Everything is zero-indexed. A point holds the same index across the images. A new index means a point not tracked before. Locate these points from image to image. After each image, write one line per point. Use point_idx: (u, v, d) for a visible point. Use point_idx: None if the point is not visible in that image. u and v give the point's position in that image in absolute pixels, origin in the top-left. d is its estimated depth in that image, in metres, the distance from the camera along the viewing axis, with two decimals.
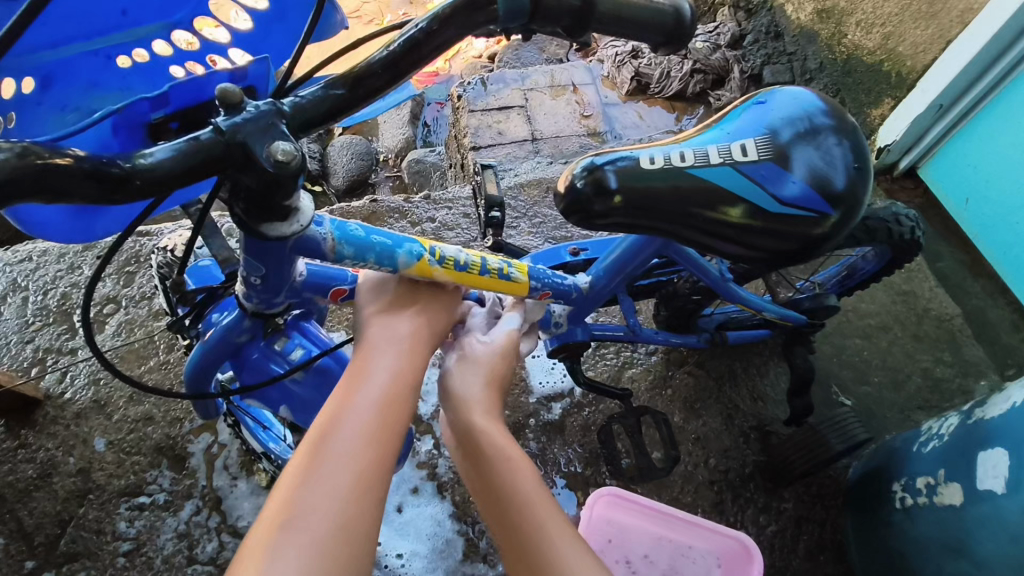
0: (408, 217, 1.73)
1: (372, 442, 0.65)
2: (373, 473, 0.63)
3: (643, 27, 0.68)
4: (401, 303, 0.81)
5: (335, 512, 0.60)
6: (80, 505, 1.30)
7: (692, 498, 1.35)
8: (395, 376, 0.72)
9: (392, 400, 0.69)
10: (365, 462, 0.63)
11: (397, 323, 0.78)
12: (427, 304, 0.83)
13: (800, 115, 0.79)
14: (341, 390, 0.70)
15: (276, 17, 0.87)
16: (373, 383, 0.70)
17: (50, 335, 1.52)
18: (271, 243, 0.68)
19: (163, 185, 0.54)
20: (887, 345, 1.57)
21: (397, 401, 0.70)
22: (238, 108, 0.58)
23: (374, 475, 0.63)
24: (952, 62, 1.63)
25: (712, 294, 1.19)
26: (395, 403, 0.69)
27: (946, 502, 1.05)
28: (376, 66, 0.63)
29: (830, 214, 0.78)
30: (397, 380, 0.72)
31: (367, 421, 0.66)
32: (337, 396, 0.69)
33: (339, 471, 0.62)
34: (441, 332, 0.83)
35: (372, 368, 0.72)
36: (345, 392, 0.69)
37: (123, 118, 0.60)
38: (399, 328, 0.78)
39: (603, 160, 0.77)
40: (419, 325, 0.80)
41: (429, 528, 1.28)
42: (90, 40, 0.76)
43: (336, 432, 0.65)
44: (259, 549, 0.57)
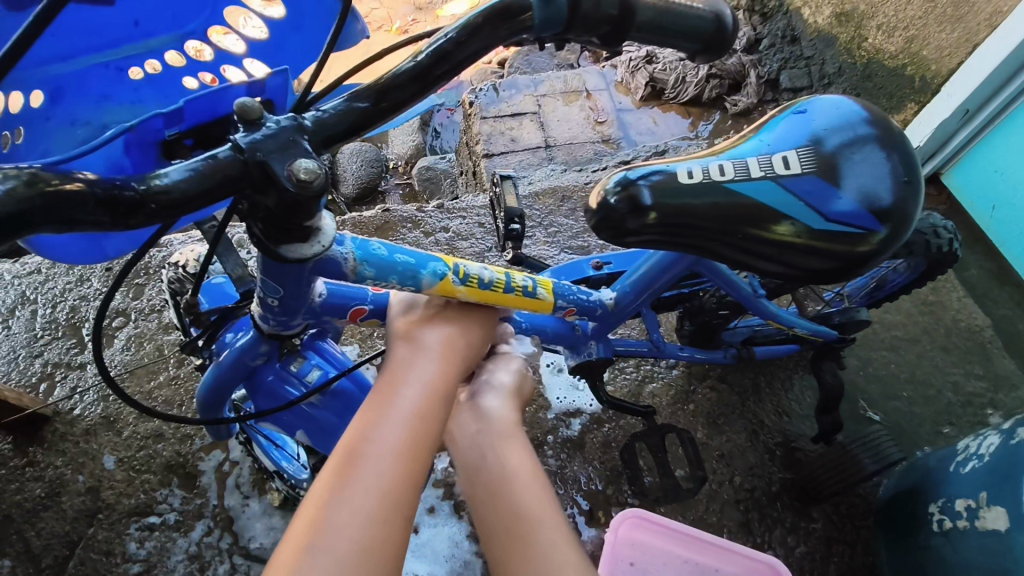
0: (421, 227, 1.69)
1: (405, 458, 0.58)
2: (404, 492, 0.56)
3: (681, 35, 0.66)
4: (434, 317, 0.75)
5: (361, 533, 0.53)
6: (89, 525, 1.27)
7: (718, 517, 1.31)
8: (429, 388, 0.65)
9: (426, 413, 0.62)
10: (396, 479, 0.56)
11: (429, 336, 0.72)
12: (459, 320, 0.77)
13: (844, 126, 0.75)
14: (370, 401, 0.63)
15: (292, 27, 0.82)
16: (406, 393, 0.64)
17: (58, 349, 1.49)
18: (290, 266, 0.65)
19: (178, 208, 0.51)
20: (915, 357, 1.53)
21: (432, 417, 0.63)
22: (257, 124, 0.54)
23: (406, 493, 0.56)
24: (978, 65, 1.59)
25: (739, 309, 1.15)
26: (428, 417, 0.62)
27: (989, 526, 1.00)
28: (402, 79, 0.59)
29: (878, 231, 0.74)
30: (432, 392, 0.65)
31: (399, 435, 0.59)
32: (365, 408, 0.62)
33: (367, 489, 0.55)
34: (476, 346, 0.76)
35: (405, 378, 0.65)
36: (374, 403, 0.62)
37: (136, 137, 0.57)
38: (433, 339, 0.71)
39: (635, 174, 0.74)
40: (453, 338, 0.73)
41: (446, 549, 1.24)
42: (102, 52, 0.75)
43: (366, 446, 0.58)
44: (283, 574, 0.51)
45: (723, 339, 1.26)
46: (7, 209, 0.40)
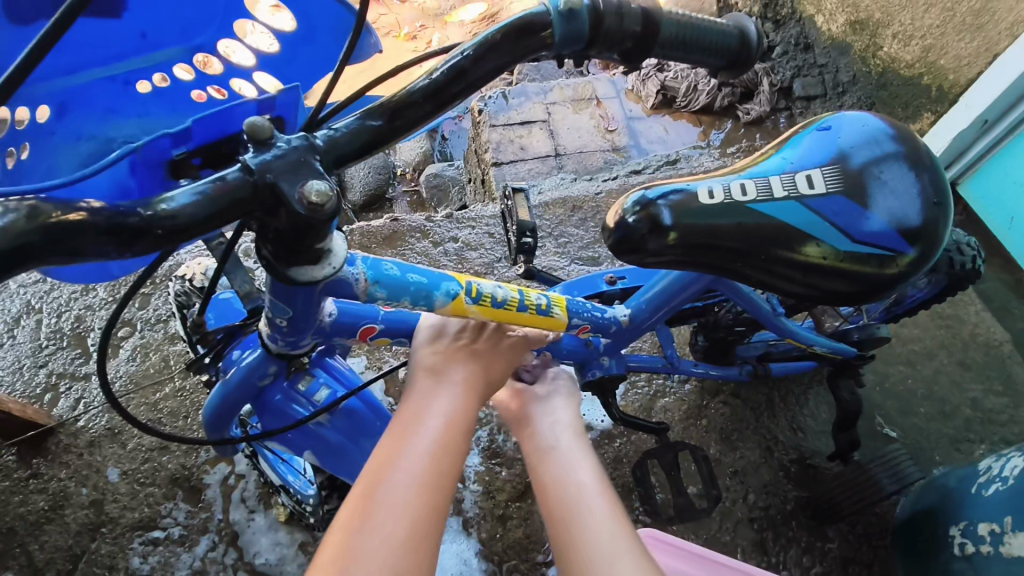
0: (430, 236, 1.67)
1: (430, 488, 0.59)
2: (431, 521, 0.58)
3: (706, 51, 0.64)
4: (455, 347, 0.75)
5: (392, 560, 0.54)
6: (92, 540, 1.26)
7: (732, 536, 1.28)
8: (450, 419, 0.66)
9: (448, 443, 0.63)
10: (423, 508, 0.58)
11: (447, 368, 0.72)
12: (482, 350, 0.77)
13: (871, 143, 0.73)
14: (393, 432, 0.64)
15: (304, 40, 0.81)
16: (428, 424, 0.64)
17: (63, 360, 1.48)
18: (299, 287, 0.63)
19: (186, 233, 0.49)
20: (932, 372, 1.49)
21: (453, 447, 0.63)
22: (267, 145, 0.52)
23: (430, 521, 0.58)
24: (998, 75, 1.56)
25: (755, 325, 1.12)
26: (449, 447, 0.63)
27: (1014, 553, 0.97)
28: (418, 96, 0.57)
29: (907, 252, 0.72)
30: (455, 422, 0.66)
31: (421, 467, 0.60)
32: (388, 439, 0.63)
33: (395, 516, 0.56)
34: (497, 380, 0.76)
35: (427, 408, 0.66)
36: (397, 434, 0.63)
37: (142, 157, 0.55)
38: (452, 372, 0.72)
39: (654, 193, 0.72)
40: (472, 370, 0.73)
41: (455, 567, 1.22)
42: (108, 65, 0.73)
43: (390, 476, 0.59)
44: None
45: (738, 355, 1.24)
46: (9, 242, 0.39)
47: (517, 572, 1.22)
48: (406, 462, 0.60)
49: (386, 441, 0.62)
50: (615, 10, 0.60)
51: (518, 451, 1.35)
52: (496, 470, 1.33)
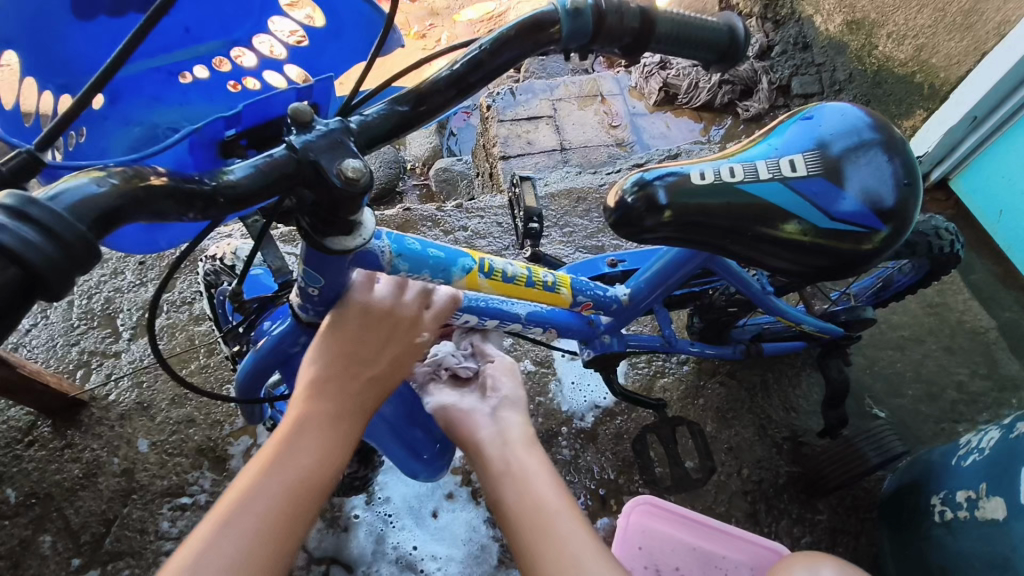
0: (441, 225, 1.75)
1: (307, 475, 0.64)
2: (304, 506, 0.62)
3: (697, 46, 0.71)
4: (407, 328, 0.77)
5: (256, 542, 0.59)
6: (124, 505, 1.34)
7: (726, 508, 1.35)
8: (347, 408, 0.70)
9: (335, 433, 0.68)
10: (299, 494, 0.63)
11: (376, 354, 0.74)
12: (428, 335, 0.80)
13: (848, 130, 0.80)
14: (301, 412, 0.68)
15: (332, 35, 0.86)
16: (326, 413, 0.69)
17: (94, 338, 1.56)
18: (331, 258, 0.70)
19: (244, 201, 0.57)
20: (920, 357, 1.56)
21: (350, 426, 0.70)
22: (308, 126, 0.60)
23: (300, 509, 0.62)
24: (986, 73, 1.62)
25: (748, 306, 1.19)
26: (346, 425, 0.70)
27: (987, 516, 1.04)
28: (441, 84, 0.65)
29: (881, 230, 0.79)
30: (349, 412, 0.70)
31: (315, 454, 0.65)
32: (299, 419, 0.67)
33: (267, 498, 0.61)
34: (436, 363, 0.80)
35: (335, 397, 0.70)
36: (307, 421, 0.67)
37: (200, 137, 0.63)
38: (380, 356, 0.74)
39: (651, 175, 0.79)
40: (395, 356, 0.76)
41: (464, 533, 1.30)
42: (156, 57, 0.83)
43: (281, 457, 0.64)
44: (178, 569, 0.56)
45: (732, 336, 1.31)
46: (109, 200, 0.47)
47: None
48: (295, 449, 0.65)
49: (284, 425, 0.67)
50: (615, 9, 0.67)
51: None
52: None
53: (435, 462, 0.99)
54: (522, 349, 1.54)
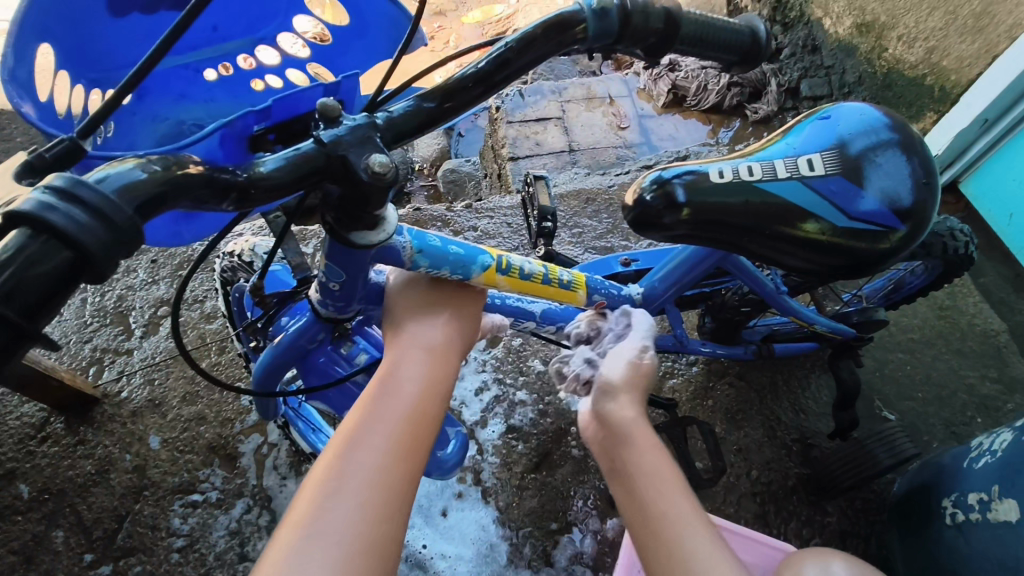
0: (451, 225, 1.76)
1: (398, 447, 0.69)
2: (402, 474, 0.67)
3: (720, 48, 0.72)
4: (434, 308, 0.85)
5: (368, 509, 0.64)
6: (136, 501, 1.34)
7: (736, 509, 1.35)
8: (417, 384, 0.75)
9: (412, 405, 0.73)
10: (395, 463, 0.67)
11: (421, 331, 0.82)
12: (458, 310, 0.87)
13: (868, 129, 0.80)
14: (375, 388, 0.74)
15: (356, 34, 0.87)
16: (400, 393, 0.74)
17: (107, 336, 1.57)
18: (356, 251, 0.71)
19: (272, 194, 0.57)
20: (930, 360, 1.56)
21: (427, 402, 0.74)
22: (336, 122, 0.61)
23: (399, 476, 0.67)
24: (998, 76, 1.62)
25: (761, 306, 1.19)
26: (422, 402, 0.74)
27: (1000, 518, 1.04)
28: (467, 81, 0.65)
29: (898, 228, 0.79)
30: (419, 387, 0.75)
31: (399, 422, 0.71)
32: (370, 394, 0.74)
33: (371, 470, 0.66)
34: (468, 338, 0.87)
35: (400, 379, 0.75)
36: (377, 391, 0.74)
37: (231, 130, 0.62)
38: (430, 341, 0.81)
39: (670, 173, 0.79)
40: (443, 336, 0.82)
41: (474, 532, 1.30)
42: (183, 54, 0.83)
43: (370, 429, 0.69)
44: (291, 539, 0.61)
45: (743, 337, 1.31)
46: None
47: (533, 538, 1.30)
48: (378, 427, 0.70)
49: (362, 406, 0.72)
50: (641, 9, 0.67)
51: (533, 427, 1.43)
52: (513, 444, 1.40)
53: (450, 458, 1.00)
54: (531, 349, 1.54)
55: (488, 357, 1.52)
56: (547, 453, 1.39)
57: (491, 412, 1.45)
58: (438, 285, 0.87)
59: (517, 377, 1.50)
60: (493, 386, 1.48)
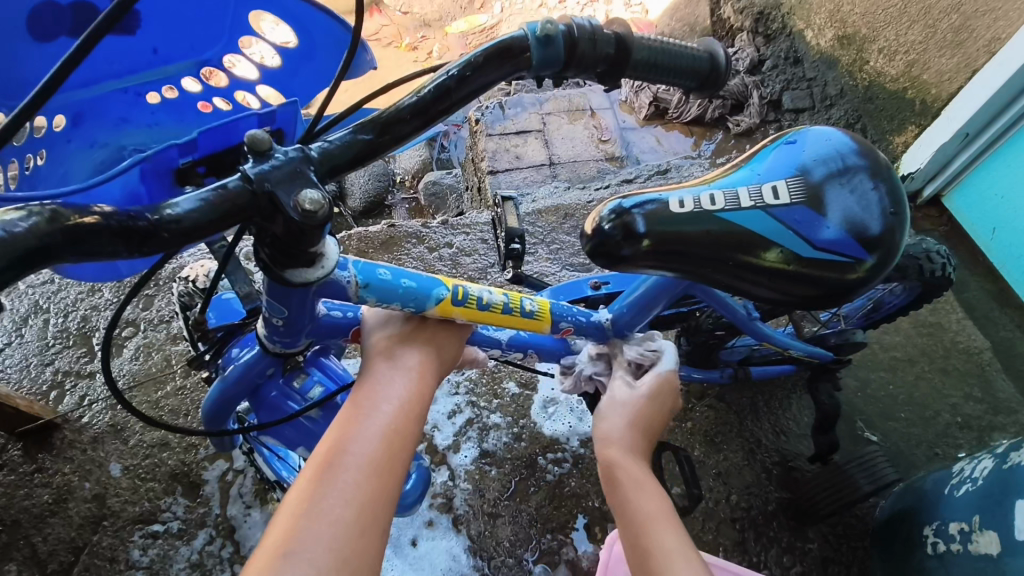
0: (425, 242, 1.72)
1: (370, 478, 0.68)
2: (375, 507, 0.67)
3: (678, 73, 0.69)
4: (409, 333, 0.83)
5: (340, 543, 0.64)
6: (94, 532, 1.30)
7: (714, 536, 1.32)
8: (391, 409, 0.75)
9: (385, 433, 0.72)
10: (368, 496, 0.67)
11: (400, 355, 0.80)
12: (436, 333, 0.85)
13: (833, 155, 0.78)
14: (348, 414, 0.73)
15: (305, 56, 0.84)
16: (374, 419, 0.73)
17: (69, 358, 1.52)
18: (295, 288, 0.67)
19: (189, 235, 0.54)
20: (913, 379, 1.54)
21: (403, 431, 0.74)
22: (266, 155, 0.57)
23: (372, 509, 0.67)
24: (978, 91, 1.61)
25: (735, 330, 1.16)
26: (399, 432, 0.73)
27: (981, 550, 1.01)
28: (405, 112, 0.62)
29: (866, 259, 0.76)
30: (394, 413, 0.74)
31: (373, 451, 0.70)
32: (344, 419, 0.73)
33: (343, 504, 0.66)
34: (447, 359, 0.85)
35: (375, 404, 0.74)
36: (350, 418, 0.73)
37: (152, 165, 0.60)
38: (406, 362, 0.80)
39: (630, 202, 0.76)
40: (418, 355, 0.81)
41: (444, 562, 1.26)
42: (122, 77, 0.80)
43: (342, 460, 0.69)
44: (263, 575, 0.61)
45: (721, 359, 1.27)
46: (31, 243, 0.44)
47: (505, 568, 1.26)
48: (350, 458, 0.69)
49: (336, 434, 0.71)
50: (588, 35, 0.64)
51: (507, 452, 1.39)
52: (486, 470, 1.37)
53: (410, 494, 0.96)
54: (506, 370, 1.51)
55: (462, 379, 1.48)
56: (521, 479, 1.35)
57: (463, 436, 1.41)
58: (417, 318, 0.83)
59: (491, 400, 1.46)
60: (466, 409, 1.44)
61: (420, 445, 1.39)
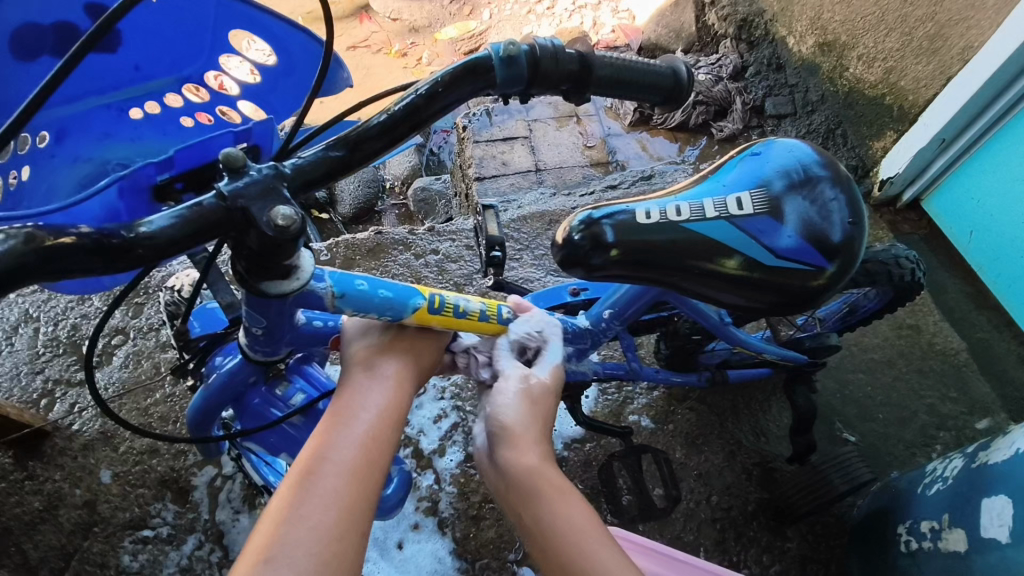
0: (412, 249, 1.74)
1: (348, 485, 0.71)
2: (354, 512, 0.70)
3: (644, 89, 0.72)
4: (388, 342, 0.85)
5: (320, 548, 0.66)
6: (84, 538, 1.32)
7: (694, 536, 1.34)
8: (369, 417, 0.77)
9: (362, 441, 0.74)
10: (347, 501, 0.70)
11: (379, 364, 0.82)
12: (414, 342, 0.87)
13: (794, 166, 0.81)
14: (328, 423, 0.76)
15: (284, 73, 0.87)
16: (352, 428, 0.75)
17: (59, 366, 1.54)
18: (272, 299, 0.69)
19: (164, 251, 0.56)
20: (891, 380, 1.56)
21: (382, 438, 0.76)
22: (240, 172, 0.59)
23: (349, 514, 0.69)
24: (953, 97, 1.64)
25: (711, 335, 1.19)
26: (378, 439, 0.75)
27: (950, 547, 1.04)
28: (375, 130, 0.65)
29: (826, 267, 0.79)
30: (373, 421, 0.77)
31: (352, 458, 0.72)
32: (324, 427, 0.75)
33: (323, 510, 0.68)
34: (427, 367, 0.87)
35: (353, 413, 0.76)
36: (330, 426, 0.75)
37: (131, 182, 0.62)
38: (384, 372, 0.82)
39: (599, 213, 0.78)
40: (397, 365, 0.83)
41: (429, 565, 1.28)
42: (105, 94, 0.82)
43: (321, 467, 0.71)
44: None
45: (700, 362, 1.30)
46: (8, 263, 0.46)
47: (489, 569, 1.28)
48: (328, 465, 0.71)
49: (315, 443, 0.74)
50: (550, 54, 0.67)
51: None
52: (471, 473, 1.39)
53: (391, 498, 0.98)
54: None
55: (448, 384, 1.51)
56: None
57: (449, 440, 1.43)
58: (396, 326, 0.86)
59: (476, 404, 1.48)
60: (452, 414, 1.47)
61: (406, 450, 1.41)
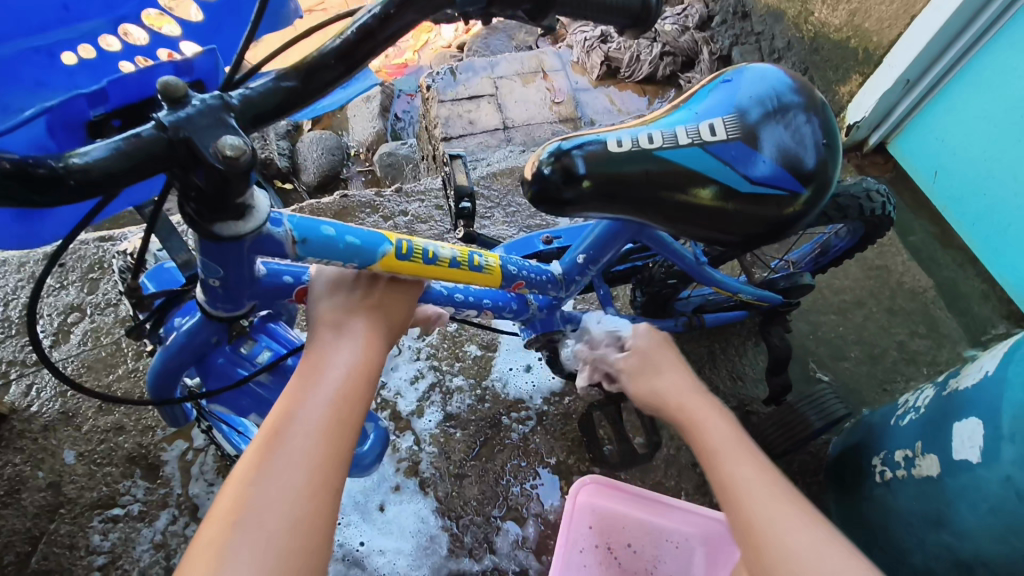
0: (380, 211, 1.70)
1: (316, 448, 0.65)
2: (328, 470, 0.65)
3: (612, 12, 0.68)
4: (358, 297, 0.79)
5: (291, 508, 0.61)
6: (51, 521, 1.26)
7: (676, 481, 1.35)
8: (336, 377, 0.71)
9: (331, 404, 0.69)
10: (318, 459, 0.65)
11: (349, 319, 0.77)
12: (387, 296, 0.82)
13: (769, 93, 0.78)
14: (296, 383, 0.70)
15: (226, 7, 0.83)
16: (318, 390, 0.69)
17: (12, 348, 1.47)
18: (225, 243, 0.65)
19: (101, 186, 0.52)
20: (862, 320, 1.59)
21: (355, 394, 0.71)
22: (182, 102, 0.55)
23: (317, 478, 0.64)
24: (916, 36, 1.64)
25: (686, 278, 1.18)
26: (351, 395, 0.70)
27: (923, 473, 1.06)
28: (330, 57, 0.60)
29: (802, 193, 0.78)
30: (341, 381, 0.71)
31: (321, 416, 0.67)
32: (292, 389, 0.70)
33: (292, 469, 0.63)
34: (400, 322, 0.82)
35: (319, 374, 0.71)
36: (300, 385, 0.70)
37: (59, 116, 0.58)
38: (348, 331, 0.76)
39: (570, 144, 0.75)
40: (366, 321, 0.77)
41: (413, 525, 1.27)
42: (31, 36, 0.73)
43: (291, 427, 0.66)
44: (211, 547, 0.59)
45: (676, 309, 1.30)
46: None
47: (473, 526, 1.27)
48: (296, 429, 0.66)
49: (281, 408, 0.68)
50: None
51: (471, 413, 1.39)
52: (450, 432, 1.37)
53: (368, 454, 0.96)
54: (467, 334, 1.50)
55: (423, 344, 1.48)
56: (485, 438, 1.36)
57: (427, 401, 1.41)
58: (366, 279, 0.81)
59: (453, 363, 1.46)
60: (429, 374, 1.44)
61: (384, 413, 1.39)
